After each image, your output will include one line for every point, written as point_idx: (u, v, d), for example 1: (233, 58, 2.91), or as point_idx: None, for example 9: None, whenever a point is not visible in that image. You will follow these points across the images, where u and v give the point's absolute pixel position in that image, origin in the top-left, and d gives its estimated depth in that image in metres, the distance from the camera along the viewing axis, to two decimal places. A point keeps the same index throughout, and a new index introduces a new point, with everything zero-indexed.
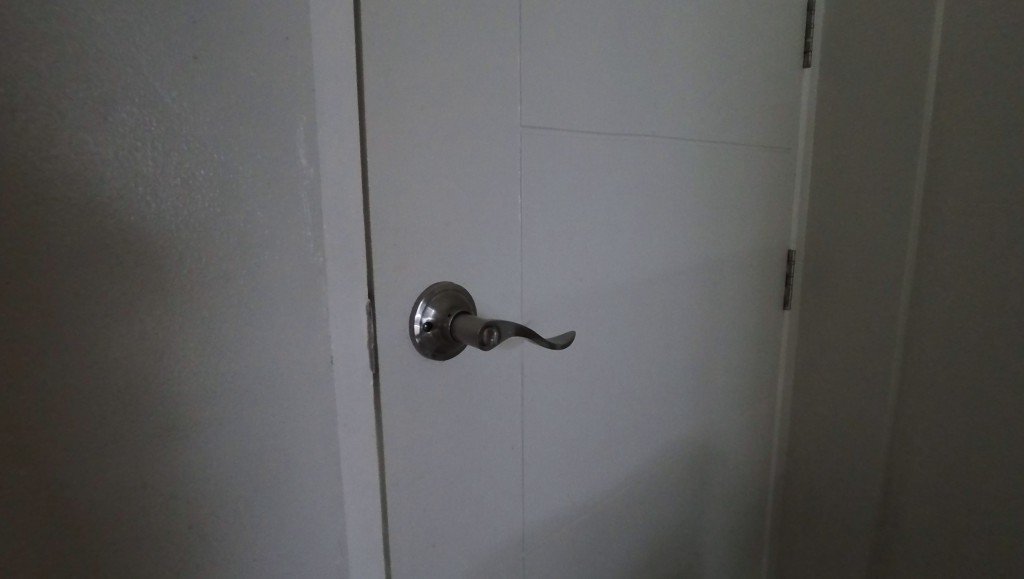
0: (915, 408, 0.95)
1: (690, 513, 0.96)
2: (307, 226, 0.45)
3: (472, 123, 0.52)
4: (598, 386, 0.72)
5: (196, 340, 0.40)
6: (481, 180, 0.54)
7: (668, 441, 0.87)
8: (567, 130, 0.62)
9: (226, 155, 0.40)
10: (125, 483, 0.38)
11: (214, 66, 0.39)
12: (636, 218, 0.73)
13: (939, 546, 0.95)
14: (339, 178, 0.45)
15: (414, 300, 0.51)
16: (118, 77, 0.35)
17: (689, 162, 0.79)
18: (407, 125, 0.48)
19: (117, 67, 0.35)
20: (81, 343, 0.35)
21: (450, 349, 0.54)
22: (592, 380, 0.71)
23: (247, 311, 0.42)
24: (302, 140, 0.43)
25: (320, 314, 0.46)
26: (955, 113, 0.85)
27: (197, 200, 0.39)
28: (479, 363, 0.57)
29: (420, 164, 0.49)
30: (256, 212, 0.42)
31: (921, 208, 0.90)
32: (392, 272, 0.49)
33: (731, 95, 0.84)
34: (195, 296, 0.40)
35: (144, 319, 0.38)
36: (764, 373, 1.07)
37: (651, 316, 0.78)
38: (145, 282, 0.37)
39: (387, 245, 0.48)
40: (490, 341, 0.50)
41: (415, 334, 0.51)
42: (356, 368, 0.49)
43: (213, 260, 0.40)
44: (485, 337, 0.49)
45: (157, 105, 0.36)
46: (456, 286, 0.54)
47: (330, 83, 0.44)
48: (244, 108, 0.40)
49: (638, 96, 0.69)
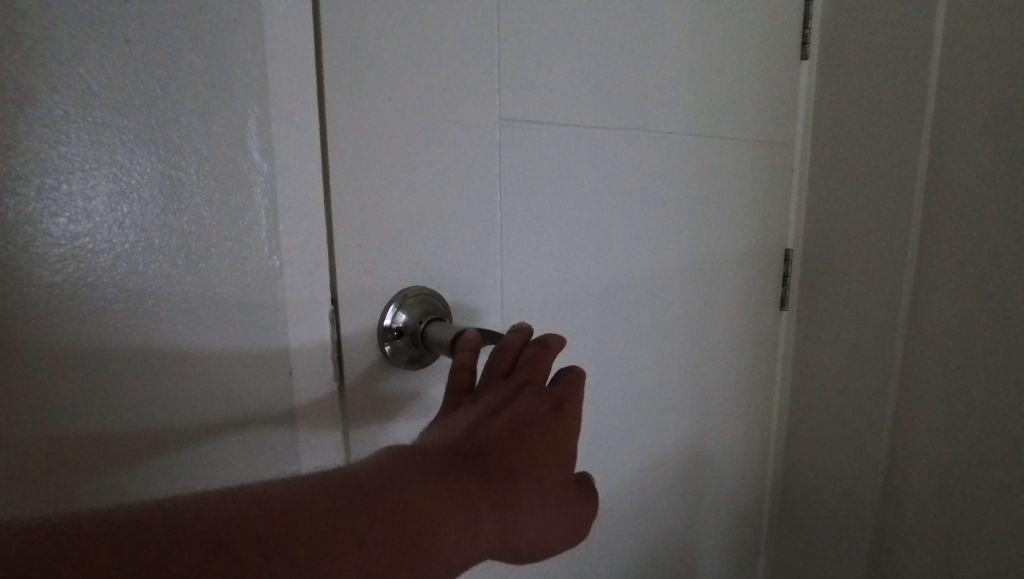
0: (916, 416, 0.92)
1: (685, 522, 0.93)
2: (261, 227, 0.41)
3: (446, 114, 0.49)
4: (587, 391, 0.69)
5: (135, 356, 0.36)
6: (457, 177, 0.50)
7: (661, 447, 0.84)
8: (550, 123, 0.58)
9: (167, 147, 0.36)
10: (63, 489, 0.36)
11: (151, 52, 0.35)
12: (626, 216, 0.69)
13: (940, 552, 0.92)
14: (297, 174, 0.41)
15: (384, 305, 0.48)
16: (37, 61, 0.31)
17: (682, 158, 0.75)
18: (373, 118, 0.44)
19: (35, 49, 0.31)
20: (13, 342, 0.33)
21: (423, 357, 0.51)
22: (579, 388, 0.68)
23: (196, 318, 0.38)
24: (255, 132, 0.39)
25: (280, 322, 0.42)
26: (962, 107, 0.81)
27: (134, 200, 0.35)
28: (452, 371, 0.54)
29: (389, 159, 0.46)
30: (204, 213, 0.38)
31: (922, 204, 0.87)
32: (359, 275, 0.46)
33: (726, 88, 0.81)
34: (133, 307, 0.36)
35: (80, 323, 0.35)
36: (761, 376, 1.04)
37: (642, 319, 0.75)
38: (73, 293, 0.34)
39: (353, 247, 0.45)
40: None
41: (384, 341, 0.48)
42: (320, 380, 0.45)
43: (155, 263, 0.36)
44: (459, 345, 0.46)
45: (84, 93, 0.33)
46: (430, 290, 0.50)
47: (285, 70, 0.40)
48: (187, 95, 0.36)
49: (628, 89, 0.66)
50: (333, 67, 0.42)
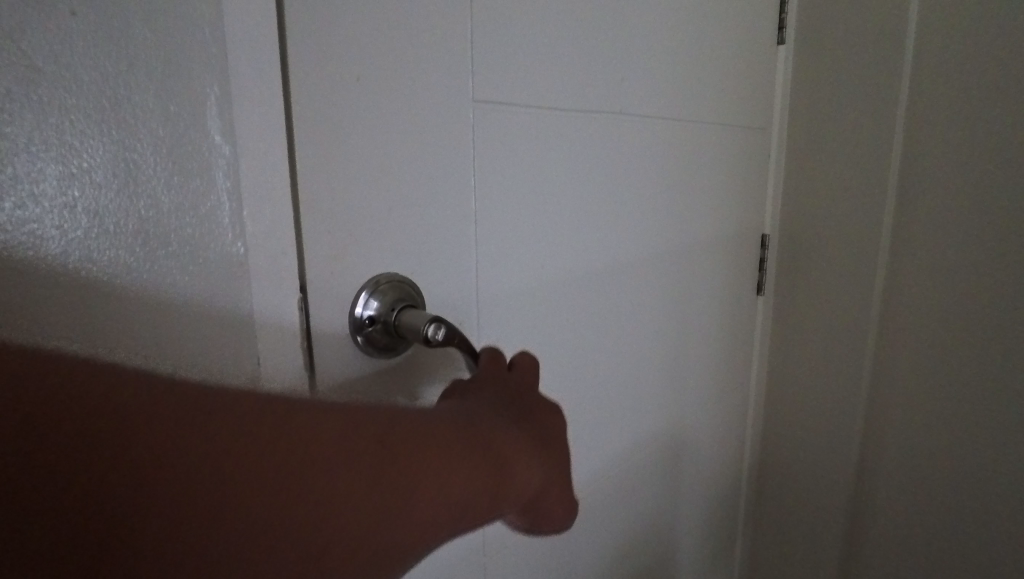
0: (889, 397, 0.93)
1: (663, 507, 0.94)
2: (224, 212, 0.39)
3: (419, 98, 0.48)
4: (565, 379, 0.69)
5: (98, 344, 0.35)
6: (427, 160, 0.49)
7: (639, 434, 0.84)
8: (526, 108, 0.57)
9: (121, 127, 0.34)
10: None
11: (100, 26, 0.33)
12: (603, 203, 0.69)
13: (909, 530, 0.94)
14: (262, 158, 0.40)
15: (355, 293, 0.46)
16: None
17: (659, 144, 0.75)
18: (340, 98, 0.43)
19: None
20: None
21: (392, 347, 0.49)
22: (557, 376, 0.67)
23: (161, 307, 0.37)
24: (216, 113, 0.38)
25: (245, 311, 0.41)
26: (935, 93, 0.82)
27: (85, 183, 0.34)
28: (427, 356, 0.53)
29: (358, 144, 0.44)
30: (162, 197, 0.36)
31: (896, 189, 0.87)
32: (327, 262, 0.44)
33: (703, 74, 0.80)
34: (87, 295, 0.34)
35: (37, 310, 0.33)
36: (738, 361, 1.04)
37: (619, 306, 0.74)
38: (22, 281, 0.32)
39: (321, 232, 0.44)
40: (437, 337, 0.45)
41: (356, 329, 0.47)
42: (289, 369, 0.44)
43: (111, 250, 0.35)
44: (431, 332, 0.45)
45: (28, 70, 0.31)
46: (402, 276, 0.49)
47: (247, 49, 0.38)
48: (141, 73, 0.34)
49: (605, 74, 0.65)
50: (298, 48, 0.40)
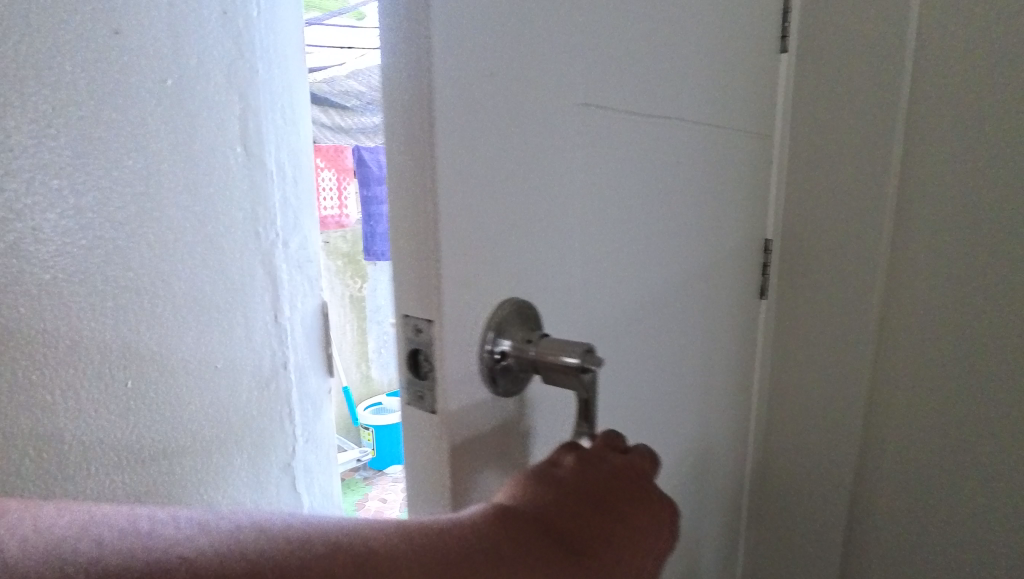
0: (890, 401, 0.95)
1: (689, 527, 0.89)
2: (252, 221, 0.41)
3: (539, 103, 0.43)
4: (634, 406, 0.63)
5: (132, 350, 0.36)
6: (538, 176, 0.43)
7: (682, 449, 0.79)
8: (623, 107, 0.53)
9: (158, 140, 0.36)
10: (68, 484, 0.34)
11: (140, 45, 0.34)
12: (666, 212, 0.65)
13: (910, 520, 0.96)
14: (293, 169, 0.43)
15: (480, 331, 0.39)
16: (26, 51, 0.30)
17: (702, 154, 0.72)
18: (470, 100, 0.37)
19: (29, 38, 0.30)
20: (17, 335, 0.32)
21: (517, 383, 0.42)
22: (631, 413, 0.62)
23: (194, 312, 0.38)
24: (243, 127, 0.39)
25: (273, 316, 0.42)
26: (936, 104, 0.85)
27: (124, 196, 0.35)
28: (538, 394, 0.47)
29: (484, 158, 0.38)
30: (193, 206, 0.38)
31: (895, 193, 0.90)
32: (457, 292, 0.37)
33: (733, 78, 0.78)
34: (125, 302, 0.35)
35: (81, 314, 0.34)
36: (749, 370, 1.04)
37: (670, 323, 0.69)
38: (65, 288, 0.33)
39: (453, 257, 0.37)
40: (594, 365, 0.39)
41: (487, 370, 0.40)
42: (312, 372, 0.45)
43: (147, 256, 0.36)
44: (586, 361, 0.38)
45: (75, 85, 0.32)
46: (515, 302, 0.42)
47: (274, 71, 0.41)
48: (176, 89, 0.36)
49: (671, 68, 0.61)
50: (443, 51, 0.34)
